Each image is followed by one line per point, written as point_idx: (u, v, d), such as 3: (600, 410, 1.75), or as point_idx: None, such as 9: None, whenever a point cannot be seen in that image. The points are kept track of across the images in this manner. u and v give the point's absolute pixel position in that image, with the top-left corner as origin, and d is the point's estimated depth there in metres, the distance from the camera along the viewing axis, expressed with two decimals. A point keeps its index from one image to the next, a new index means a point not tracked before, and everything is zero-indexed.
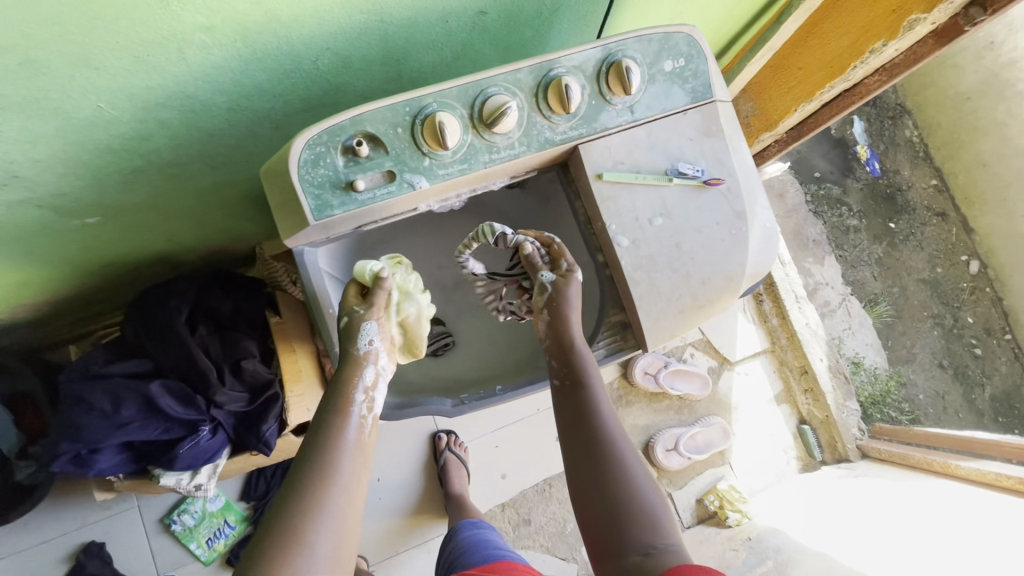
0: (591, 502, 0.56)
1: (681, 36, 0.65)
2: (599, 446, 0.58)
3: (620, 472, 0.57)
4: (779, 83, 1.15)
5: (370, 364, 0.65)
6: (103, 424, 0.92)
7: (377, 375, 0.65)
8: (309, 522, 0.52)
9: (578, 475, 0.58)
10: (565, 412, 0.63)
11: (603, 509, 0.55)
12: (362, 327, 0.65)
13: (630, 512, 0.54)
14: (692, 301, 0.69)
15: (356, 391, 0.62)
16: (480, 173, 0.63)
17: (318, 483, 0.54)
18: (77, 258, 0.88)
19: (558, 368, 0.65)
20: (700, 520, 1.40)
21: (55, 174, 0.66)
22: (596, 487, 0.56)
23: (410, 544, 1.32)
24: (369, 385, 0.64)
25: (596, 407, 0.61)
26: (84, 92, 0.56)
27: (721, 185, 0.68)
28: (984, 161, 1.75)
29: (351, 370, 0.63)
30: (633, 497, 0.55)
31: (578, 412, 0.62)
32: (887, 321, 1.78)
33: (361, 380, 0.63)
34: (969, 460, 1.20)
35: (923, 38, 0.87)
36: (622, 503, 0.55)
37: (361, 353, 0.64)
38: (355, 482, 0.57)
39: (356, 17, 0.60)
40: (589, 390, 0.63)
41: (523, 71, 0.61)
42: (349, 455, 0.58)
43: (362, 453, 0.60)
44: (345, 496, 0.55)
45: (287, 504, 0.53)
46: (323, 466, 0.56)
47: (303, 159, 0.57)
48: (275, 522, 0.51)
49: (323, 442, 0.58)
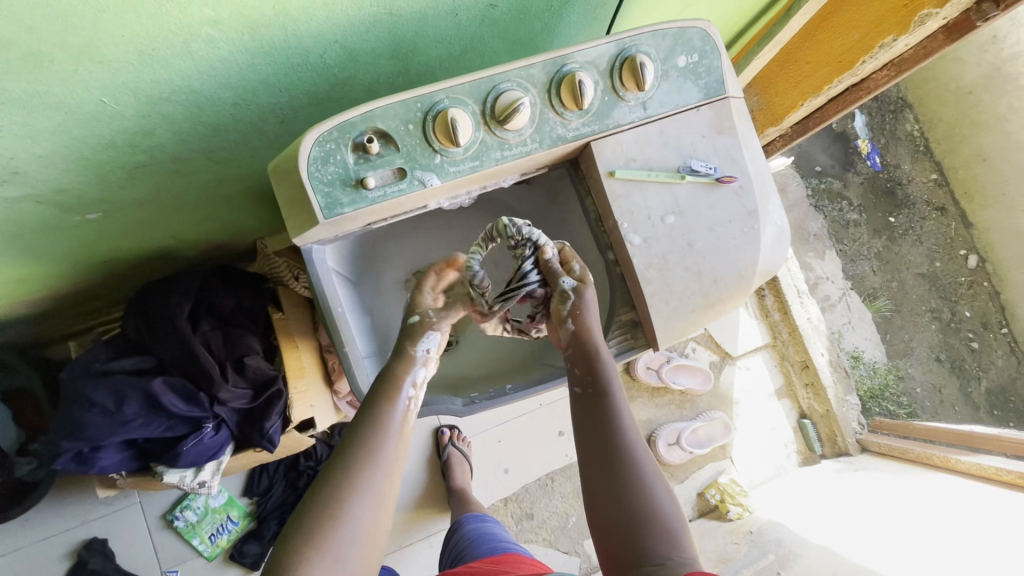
0: (607, 513, 0.56)
1: (695, 31, 0.64)
2: (619, 455, 0.58)
3: (638, 483, 0.56)
4: (785, 78, 1.14)
5: (419, 363, 0.65)
6: (105, 422, 0.91)
7: (425, 371, 0.66)
8: (349, 497, 0.52)
9: (595, 483, 0.58)
10: (584, 421, 0.62)
11: (620, 520, 0.55)
12: (426, 333, 0.67)
13: (648, 524, 0.54)
14: (703, 299, 0.68)
15: (404, 385, 0.63)
16: (491, 170, 0.62)
17: (362, 461, 0.55)
18: (77, 254, 0.87)
19: (579, 375, 0.64)
20: (701, 513, 1.41)
21: (56, 170, 0.65)
22: (614, 498, 0.56)
23: (413, 539, 1.32)
24: (418, 382, 0.64)
25: (616, 416, 0.61)
26: (87, 86, 0.54)
27: (733, 183, 0.68)
28: (985, 155, 1.75)
29: (404, 365, 0.64)
30: (650, 509, 0.55)
31: (596, 419, 0.61)
32: (886, 315, 1.79)
33: (412, 377, 0.64)
34: (968, 455, 1.21)
35: (934, 33, 0.86)
36: (640, 515, 0.55)
37: (415, 353, 0.66)
38: (397, 464, 0.57)
39: (365, 11, 0.58)
40: (609, 398, 0.62)
41: (536, 66, 0.60)
42: (395, 441, 0.58)
43: (405, 440, 0.60)
44: (387, 477, 0.55)
45: (328, 479, 0.53)
46: (367, 447, 0.56)
47: (313, 156, 0.56)
48: (315, 495, 0.52)
49: (369, 424, 0.58)
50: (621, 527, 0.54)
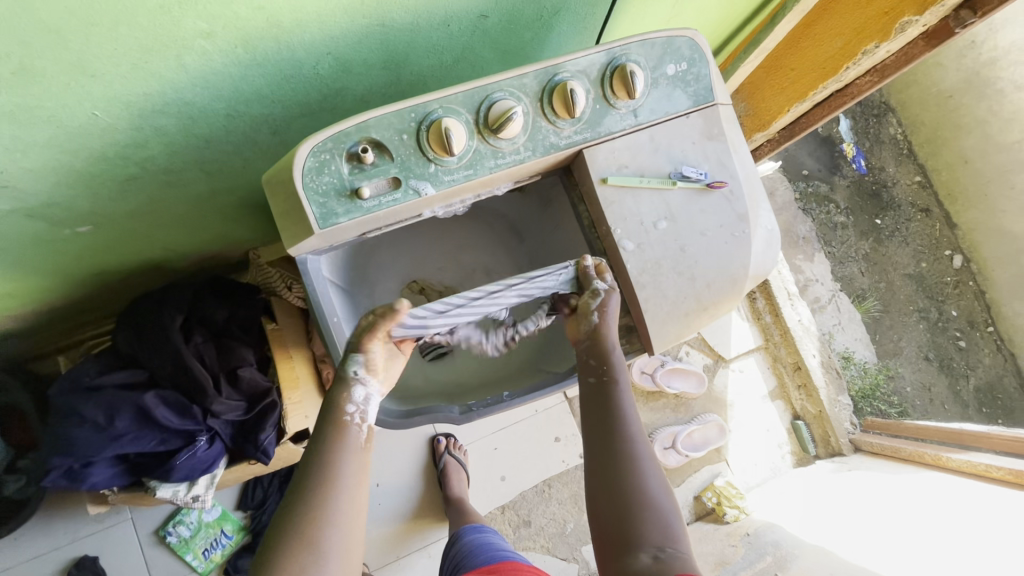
0: (605, 505, 0.56)
1: (683, 40, 0.65)
2: (619, 447, 0.58)
3: (635, 475, 0.56)
4: (772, 84, 1.16)
5: (358, 384, 0.61)
6: (97, 437, 0.90)
7: (365, 391, 0.61)
8: (317, 519, 0.52)
9: (596, 475, 0.58)
10: (590, 413, 0.62)
11: (616, 513, 0.55)
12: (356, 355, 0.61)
13: (642, 518, 0.54)
14: (697, 303, 0.69)
15: (347, 403, 0.60)
16: (486, 178, 0.63)
17: (322, 484, 0.54)
18: (67, 267, 0.86)
19: (590, 366, 0.64)
20: (699, 516, 1.42)
21: (47, 183, 0.64)
22: (612, 490, 0.56)
23: (410, 549, 1.31)
24: (360, 403, 0.60)
25: (622, 407, 0.61)
26: (79, 100, 0.54)
27: (724, 188, 0.69)
28: (967, 157, 1.79)
29: (342, 387, 0.61)
30: (645, 502, 0.55)
31: (603, 410, 0.61)
32: (875, 315, 1.81)
33: (349, 397, 0.60)
34: (960, 452, 1.23)
35: (914, 40, 0.88)
36: (634, 509, 0.55)
37: (348, 373, 0.61)
38: (360, 479, 0.57)
39: (358, 23, 0.59)
40: (616, 390, 0.62)
41: (528, 76, 0.61)
42: (352, 457, 0.57)
43: (364, 454, 0.59)
44: (351, 495, 0.55)
45: (294, 502, 0.53)
46: (327, 468, 0.55)
47: (307, 167, 0.56)
48: (287, 517, 0.52)
49: (325, 442, 0.57)
50: (618, 520, 0.55)
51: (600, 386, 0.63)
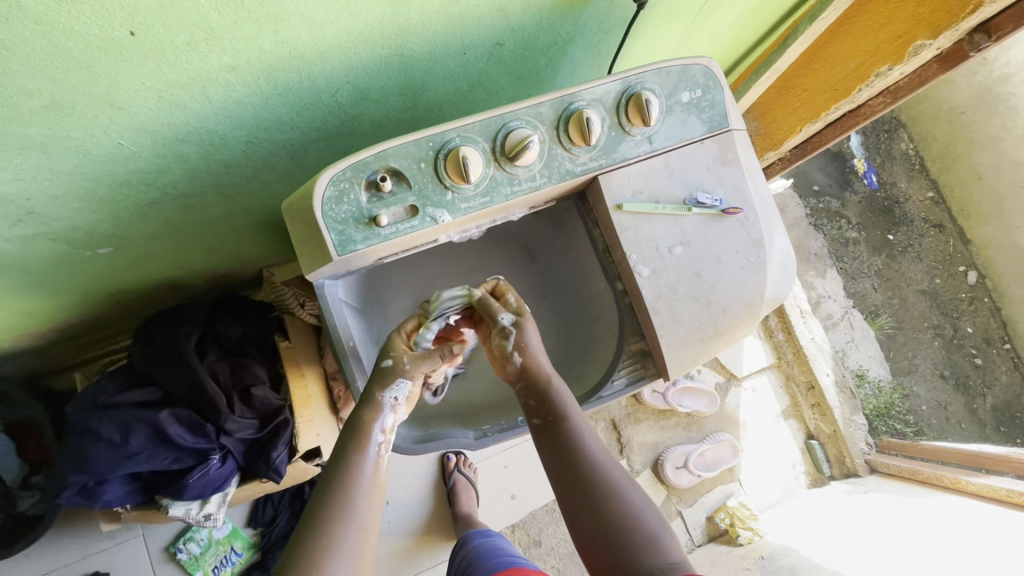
0: (588, 529, 0.57)
1: (698, 68, 0.65)
2: (590, 476, 0.59)
3: (616, 501, 0.58)
4: (784, 104, 1.16)
5: (388, 409, 0.63)
6: (112, 455, 0.90)
7: (390, 420, 0.63)
8: (325, 560, 0.51)
9: (568, 505, 0.59)
10: (551, 447, 0.62)
11: (602, 535, 0.56)
12: (397, 380, 0.63)
13: (631, 538, 0.56)
14: (712, 329, 0.69)
15: (373, 430, 0.61)
16: (501, 206, 0.63)
17: (335, 517, 0.54)
18: (85, 287, 0.87)
19: (533, 406, 0.64)
20: (711, 537, 1.40)
21: (71, 209, 0.66)
22: (588, 513, 0.57)
23: (420, 567, 1.30)
24: (387, 428, 0.63)
25: (580, 441, 0.62)
26: (107, 131, 0.55)
27: (739, 214, 0.69)
28: (980, 173, 1.78)
29: (370, 413, 0.62)
30: (633, 523, 0.57)
31: (559, 449, 0.61)
32: (889, 332, 1.79)
33: (378, 424, 0.62)
34: (978, 476, 1.21)
35: (928, 62, 0.89)
36: (619, 530, 0.56)
37: (385, 398, 0.63)
38: (370, 518, 0.57)
39: (376, 53, 0.60)
40: (570, 424, 0.63)
41: (544, 105, 0.62)
42: (366, 492, 0.57)
43: (378, 490, 0.59)
44: (362, 532, 0.55)
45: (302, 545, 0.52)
46: (341, 504, 0.55)
47: (327, 196, 0.57)
48: (295, 564, 0.51)
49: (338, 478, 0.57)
50: (605, 542, 0.56)
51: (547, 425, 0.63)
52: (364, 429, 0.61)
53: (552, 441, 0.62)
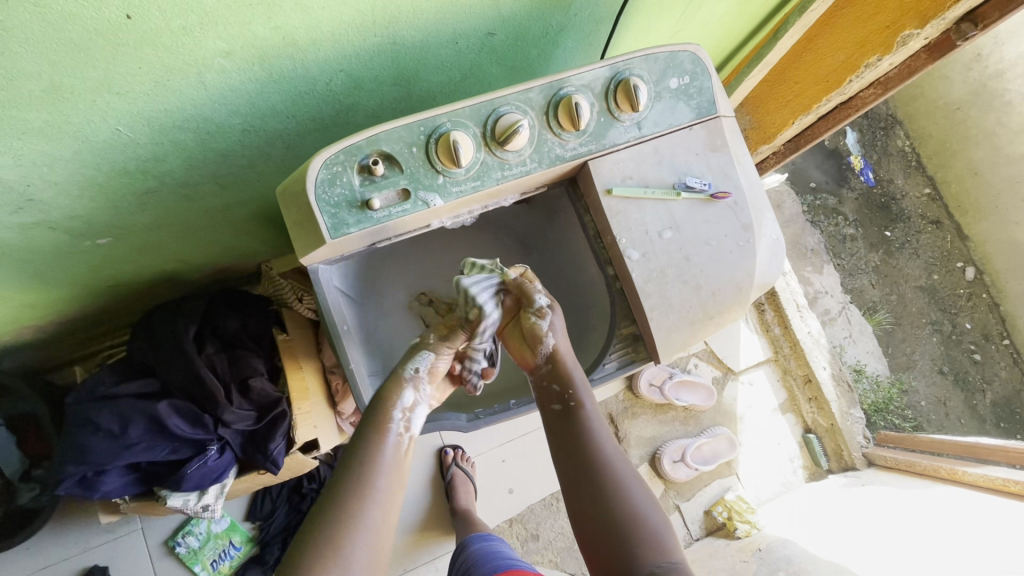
0: (594, 524, 0.58)
1: (686, 55, 0.67)
2: (602, 468, 0.60)
3: (622, 496, 0.59)
4: (776, 97, 1.17)
5: (410, 385, 0.64)
6: (111, 446, 0.91)
7: (417, 397, 0.64)
8: (345, 535, 0.52)
9: (575, 498, 0.60)
10: (565, 437, 0.64)
11: (606, 531, 0.57)
12: (420, 352, 0.66)
13: (635, 535, 0.56)
14: (703, 312, 0.69)
15: (394, 408, 0.62)
16: (492, 190, 0.64)
17: (355, 494, 0.55)
18: (85, 279, 0.88)
19: (554, 392, 0.66)
20: (709, 532, 1.40)
21: (70, 197, 0.67)
22: (596, 506, 0.58)
23: (418, 562, 1.30)
24: (408, 406, 0.63)
25: (594, 433, 0.63)
26: (104, 116, 0.57)
27: (728, 199, 0.70)
28: (976, 169, 1.78)
29: (392, 391, 0.63)
30: (636, 520, 0.57)
31: (574, 437, 0.63)
32: (887, 328, 1.79)
33: (400, 400, 0.63)
34: (975, 467, 1.21)
35: (916, 52, 0.90)
36: (623, 527, 0.57)
37: (407, 373, 0.65)
38: (392, 495, 0.57)
39: (369, 41, 0.61)
40: (586, 415, 0.65)
41: (534, 90, 0.63)
42: (388, 470, 0.58)
43: (400, 470, 0.59)
44: (382, 510, 0.55)
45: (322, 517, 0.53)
46: (361, 481, 0.56)
47: (319, 179, 0.58)
48: (319, 530, 0.52)
49: (358, 456, 0.58)
50: (608, 539, 0.57)
51: (566, 412, 0.65)
52: (388, 407, 0.62)
53: (568, 430, 0.64)
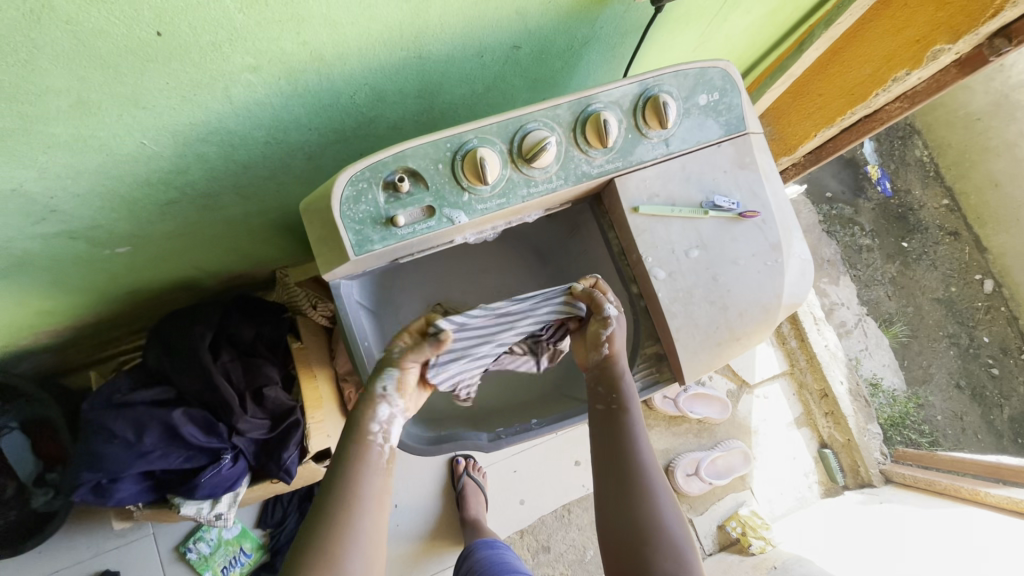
0: (623, 531, 0.56)
1: (716, 71, 0.65)
2: (636, 473, 0.58)
3: (651, 506, 0.56)
4: (799, 109, 1.15)
5: (383, 402, 0.59)
6: (125, 453, 0.91)
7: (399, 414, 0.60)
8: (341, 547, 0.51)
9: (608, 503, 0.58)
10: (602, 438, 0.61)
11: (631, 540, 0.55)
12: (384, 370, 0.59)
13: (658, 548, 0.54)
14: (728, 332, 0.68)
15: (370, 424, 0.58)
16: (517, 207, 0.64)
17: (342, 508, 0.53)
18: (102, 286, 0.88)
19: (599, 394, 0.64)
20: (723, 547, 1.38)
21: (92, 208, 0.67)
22: (630, 512, 0.56)
23: (426, 572, 1.29)
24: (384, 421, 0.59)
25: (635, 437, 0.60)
26: (129, 130, 0.56)
27: (756, 218, 0.68)
28: (997, 181, 1.75)
29: (366, 407, 0.58)
30: (663, 533, 0.55)
31: (614, 439, 0.61)
32: (903, 341, 1.76)
33: (375, 416, 0.58)
34: (998, 488, 1.19)
35: (946, 67, 0.88)
36: (648, 539, 0.55)
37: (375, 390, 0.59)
38: (381, 500, 0.56)
39: (395, 55, 0.60)
40: (628, 418, 0.62)
41: (562, 107, 0.62)
42: (377, 478, 0.56)
43: (388, 476, 0.57)
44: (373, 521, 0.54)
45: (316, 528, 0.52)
46: (352, 490, 0.54)
47: (345, 196, 0.58)
48: (311, 536, 0.51)
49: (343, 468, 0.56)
50: (625, 548, 0.55)
51: (609, 414, 0.62)
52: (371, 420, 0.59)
53: (608, 428, 0.62)
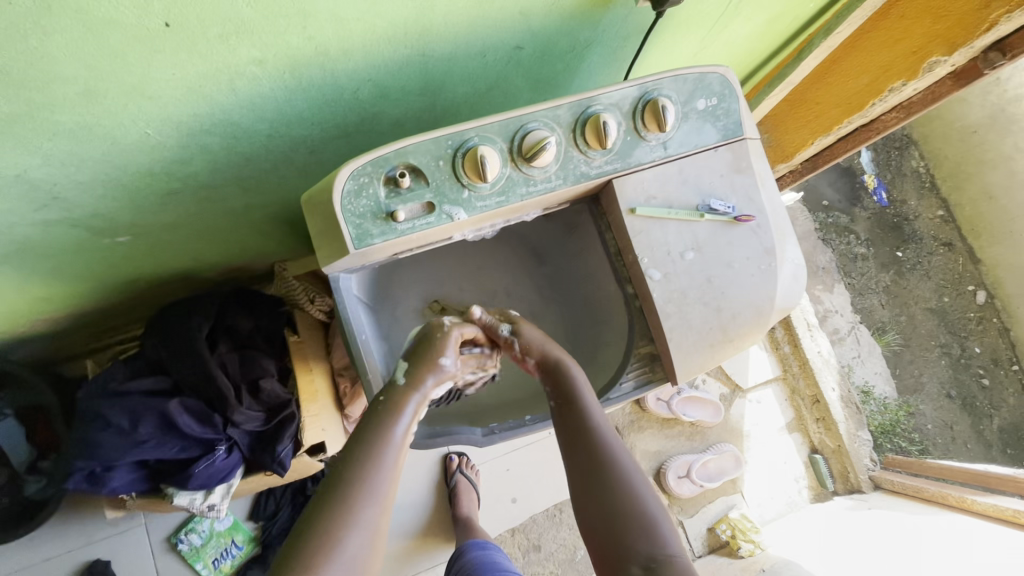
0: (595, 510, 0.57)
1: (714, 76, 0.66)
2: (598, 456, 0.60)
3: (620, 484, 0.58)
4: (796, 117, 1.16)
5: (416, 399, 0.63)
6: (120, 442, 0.91)
7: (424, 404, 0.63)
8: (342, 530, 0.51)
9: (578, 488, 0.59)
10: (565, 431, 0.64)
11: (604, 518, 0.56)
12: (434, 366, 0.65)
13: (631, 523, 0.55)
14: (721, 334, 0.69)
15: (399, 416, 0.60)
16: (516, 205, 0.64)
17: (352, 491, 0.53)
18: (100, 274, 0.88)
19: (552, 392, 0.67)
20: (712, 549, 1.39)
21: (94, 196, 0.67)
22: (597, 492, 0.57)
23: (417, 568, 1.30)
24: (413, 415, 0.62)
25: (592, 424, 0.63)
26: (134, 119, 0.57)
27: (751, 222, 0.69)
28: (991, 193, 1.77)
29: (397, 402, 0.61)
30: (635, 509, 0.56)
31: (574, 430, 0.63)
32: (895, 349, 1.78)
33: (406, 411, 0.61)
34: (986, 496, 1.20)
35: (942, 79, 0.90)
36: (621, 517, 0.56)
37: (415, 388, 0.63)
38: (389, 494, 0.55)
39: (399, 52, 0.61)
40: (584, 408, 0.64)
41: (562, 108, 0.63)
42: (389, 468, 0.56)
43: (399, 469, 0.57)
44: (381, 509, 0.54)
45: (323, 508, 0.52)
46: (360, 474, 0.54)
47: (346, 190, 0.58)
48: (317, 518, 0.51)
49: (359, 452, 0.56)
50: (602, 527, 0.56)
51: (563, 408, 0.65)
52: (395, 410, 0.60)
53: (567, 422, 0.64)
